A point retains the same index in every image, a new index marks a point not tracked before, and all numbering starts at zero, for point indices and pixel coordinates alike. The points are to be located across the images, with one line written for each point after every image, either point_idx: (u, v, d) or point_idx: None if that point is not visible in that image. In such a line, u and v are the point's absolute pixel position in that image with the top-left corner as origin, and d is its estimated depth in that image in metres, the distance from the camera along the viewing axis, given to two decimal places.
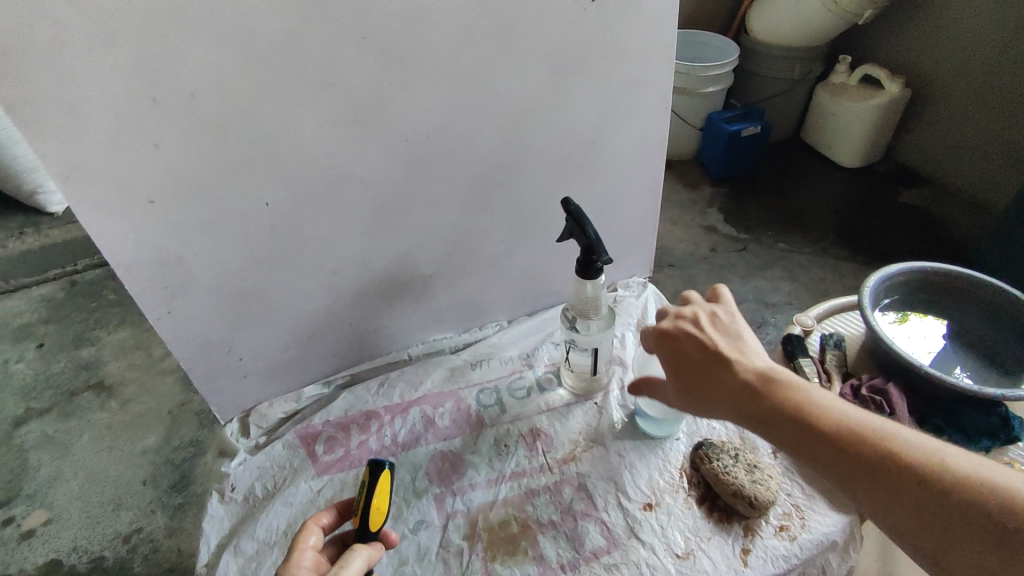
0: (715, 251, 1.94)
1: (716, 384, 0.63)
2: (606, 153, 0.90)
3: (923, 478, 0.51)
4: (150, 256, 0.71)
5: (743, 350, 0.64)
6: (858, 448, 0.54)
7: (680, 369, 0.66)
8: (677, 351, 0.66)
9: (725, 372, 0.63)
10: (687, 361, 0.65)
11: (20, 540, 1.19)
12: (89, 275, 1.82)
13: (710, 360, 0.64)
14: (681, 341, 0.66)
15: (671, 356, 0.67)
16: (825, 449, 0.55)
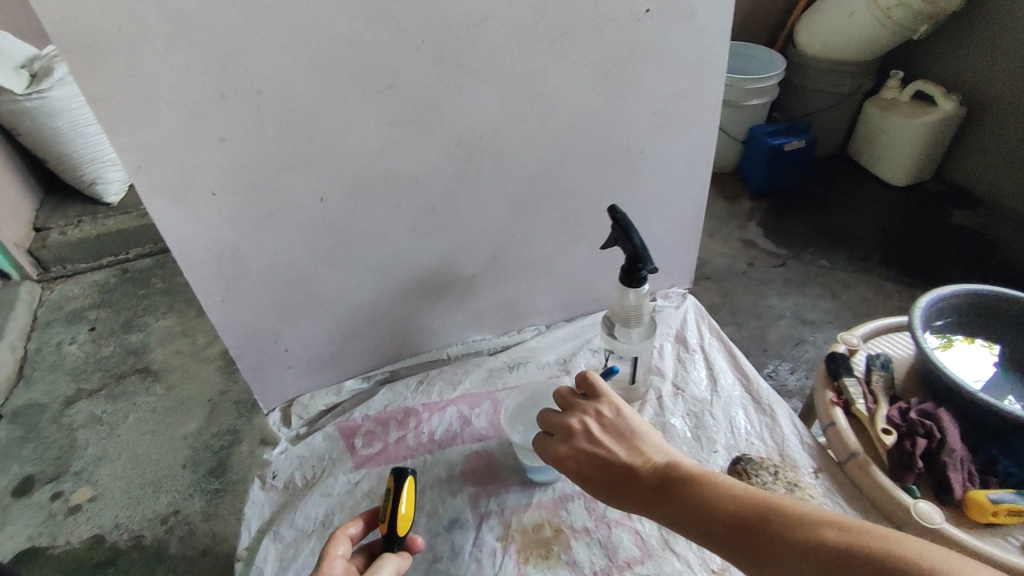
0: (754, 266, 1.91)
1: (622, 492, 0.65)
2: (653, 162, 0.90)
3: (818, 549, 0.51)
4: (209, 246, 0.74)
5: (638, 443, 0.68)
6: (756, 533, 0.54)
7: (587, 483, 0.68)
8: (576, 467, 0.68)
9: (624, 477, 0.65)
10: (589, 473, 0.68)
11: (66, 515, 1.24)
12: (139, 265, 1.89)
13: (608, 468, 0.67)
14: (576, 456, 0.69)
15: (574, 473, 0.68)
16: (727, 540, 0.56)
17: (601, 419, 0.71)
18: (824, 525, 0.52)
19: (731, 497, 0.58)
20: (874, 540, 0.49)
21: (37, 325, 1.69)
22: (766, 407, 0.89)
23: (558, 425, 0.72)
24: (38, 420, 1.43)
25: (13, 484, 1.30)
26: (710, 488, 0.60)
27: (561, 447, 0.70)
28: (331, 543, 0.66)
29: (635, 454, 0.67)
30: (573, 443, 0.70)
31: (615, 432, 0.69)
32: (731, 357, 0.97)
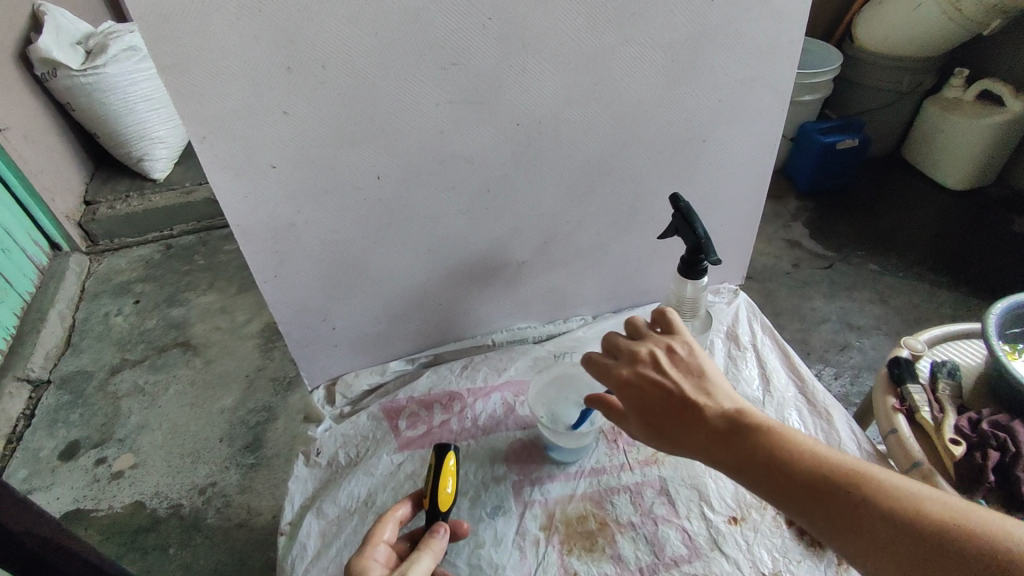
0: (799, 267, 1.85)
1: (688, 427, 0.58)
2: (714, 152, 0.87)
3: (911, 519, 0.48)
4: (265, 219, 0.74)
5: (709, 382, 0.60)
6: (840, 492, 0.50)
7: (647, 412, 0.60)
8: (640, 392, 0.61)
9: (694, 410, 0.58)
10: (654, 401, 0.60)
11: (109, 480, 1.27)
12: (183, 241, 1.92)
13: (677, 399, 0.59)
14: (644, 380, 0.61)
15: (636, 399, 0.61)
16: (800, 494, 0.52)
17: (673, 349, 0.64)
18: (922, 499, 0.48)
19: (820, 455, 0.53)
20: (975, 521, 0.46)
21: (85, 295, 1.74)
22: (821, 411, 0.86)
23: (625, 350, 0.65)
24: (84, 386, 1.47)
25: (60, 448, 1.34)
26: (798, 441, 0.54)
27: (629, 367, 0.62)
28: (377, 526, 0.66)
29: (707, 389, 0.60)
30: (644, 364, 0.62)
31: (688, 363, 0.62)
32: (785, 358, 0.94)
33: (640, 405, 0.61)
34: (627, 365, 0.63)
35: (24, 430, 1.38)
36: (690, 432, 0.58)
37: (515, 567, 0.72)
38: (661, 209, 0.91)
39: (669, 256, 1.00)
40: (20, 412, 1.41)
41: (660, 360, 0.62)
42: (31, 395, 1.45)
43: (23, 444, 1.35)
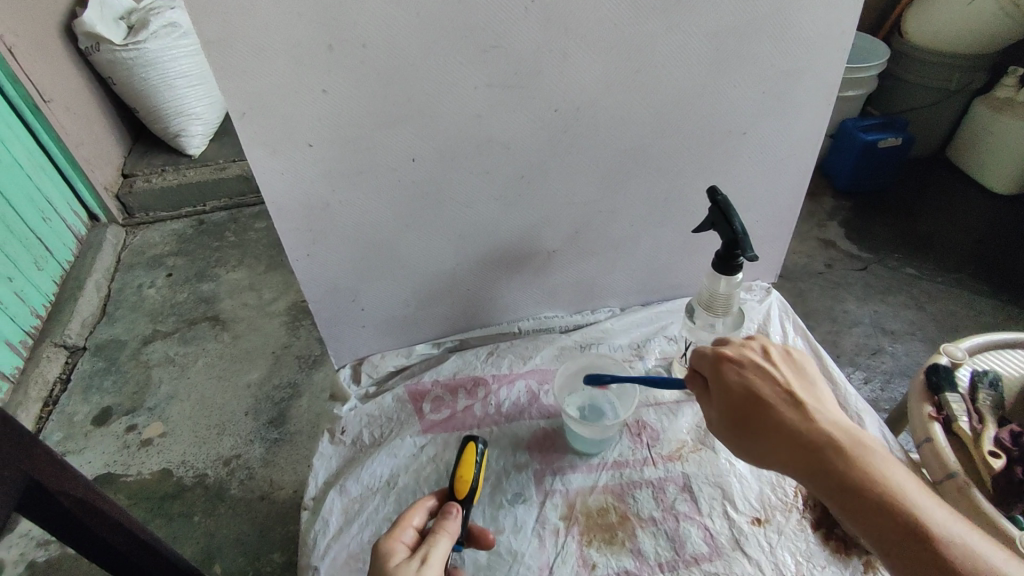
0: (832, 267, 1.81)
1: (773, 423, 0.60)
2: (755, 145, 0.85)
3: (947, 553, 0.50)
4: (300, 197, 0.74)
5: (795, 386, 0.63)
6: (887, 511, 0.53)
7: (735, 401, 0.63)
8: (733, 385, 0.63)
9: (785, 412, 0.60)
10: (745, 395, 0.63)
11: (139, 447, 1.31)
12: (215, 218, 1.96)
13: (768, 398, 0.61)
14: (742, 375, 0.64)
15: (726, 390, 0.64)
16: (851, 499, 0.55)
17: (776, 357, 0.65)
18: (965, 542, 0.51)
19: (883, 472, 0.55)
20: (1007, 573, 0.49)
21: (120, 267, 1.78)
22: (853, 415, 0.84)
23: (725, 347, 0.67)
24: (118, 355, 1.51)
25: (93, 413, 1.38)
26: (866, 454, 0.56)
27: (728, 359, 0.65)
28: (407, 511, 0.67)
29: (808, 397, 0.62)
30: (745, 361, 0.65)
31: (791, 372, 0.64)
32: (817, 360, 0.93)
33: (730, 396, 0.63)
34: (727, 356, 0.65)
35: (60, 394, 1.43)
36: (776, 428, 0.60)
37: (534, 555, 0.72)
38: (696, 202, 0.89)
39: (702, 251, 0.98)
40: (56, 376, 1.45)
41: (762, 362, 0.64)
42: (67, 361, 1.50)
43: (58, 408, 1.39)
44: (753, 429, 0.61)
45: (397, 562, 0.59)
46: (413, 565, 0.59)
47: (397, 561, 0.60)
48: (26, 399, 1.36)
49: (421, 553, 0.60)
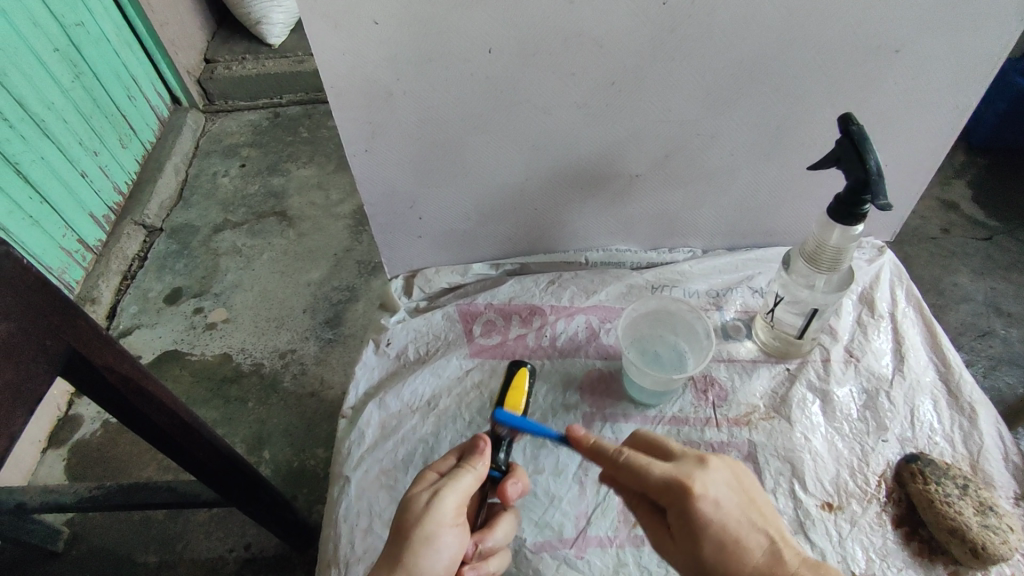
0: (949, 233, 1.38)
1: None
2: (904, 69, 0.69)
3: None
4: (363, 84, 0.66)
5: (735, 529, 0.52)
6: None
7: (706, 562, 0.52)
8: (701, 539, 0.52)
9: (759, 563, 0.51)
10: (715, 552, 0.52)
11: (204, 329, 1.33)
12: (291, 111, 1.85)
13: (738, 545, 0.52)
14: (704, 525, 0.52)
15: (695, 545, 0.53)
16: None
17: (720, 480, 0.54)
18: None
19: None
20: None
21: (198, 153, 1.73)
22: (964, 407, 0.74)
23: (674, 493, 0.53)
24: (191, 239, 1.52)
25: (165, 292, 1.41)
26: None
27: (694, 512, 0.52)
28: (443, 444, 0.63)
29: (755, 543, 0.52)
30: (712, 500, 0.53)
31: (739, 496, 0.54)
32: (930, 337, 0.80)
33: (701, 556, 0.52)
34: (688, 512, 0.52)
35: (138, 270, 1.45)
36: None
37: (572, 502, 0.70)
38: (816, 134, 0.75)
39: (808, 195, 0.84)
40: (135, 253, 1.47)
41: (716, 498, 0.53)
42: (146, 240, 1.51)
43: (135, 283, 1.43)
44: None
45: (412, 493, 0.56)
46: (426, 497, 0.55)
47: (414, 493, 0.56)
48: (107, 271, 1.39)
49: (438, 484, 0.56)
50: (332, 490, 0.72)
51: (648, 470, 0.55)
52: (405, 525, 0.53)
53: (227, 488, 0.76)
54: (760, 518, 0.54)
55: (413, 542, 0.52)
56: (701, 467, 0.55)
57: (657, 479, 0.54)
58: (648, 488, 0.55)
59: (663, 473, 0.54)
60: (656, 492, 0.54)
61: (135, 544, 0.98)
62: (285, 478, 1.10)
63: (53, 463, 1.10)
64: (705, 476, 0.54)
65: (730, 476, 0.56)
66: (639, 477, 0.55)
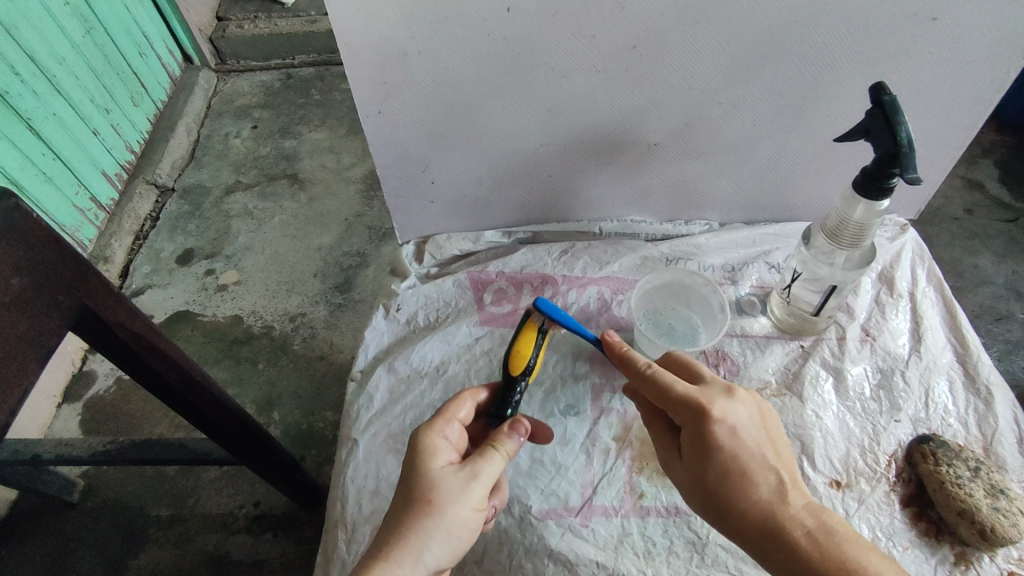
0: (972, 214, 1.34)
1: (747, 513, 0.53)
2: (940, 37, 0.66)
3: None
4: (376, 41, 0.64)
5: (745, 455, 0.54)
6: None
7: (711, 482, 0.54)
8: (710, 460, 0.54)
9: (762, 496, 0.53)
10: (719, 476, 0.54)
11: (215, 291, 1.34)
12: (303, 72, 1.80)
13: (746, 474, 0.53)
14: (715, 448, 0.54)
15: (702, 465, 0.55)
16: None
17: (744, 411, 0.55)
18: None
19: (852, 559, 0.49)
20: None
21: (210, 114, 1.70)
22: (981, 389, 0.73)
23: (694, 406, 0.55)
24: (202, 200, 1.51)
25: (177, 253, 1.41)
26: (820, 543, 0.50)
27: (711, 423, 0.54)
28: (449, 405, 0.62)
29: (761, 474, 0.53)
30: (729, 422, 0.54)
31: (758, 429, 0.55)
32: (949, 317, 0.79)
33: (707, 477, 0.54)
34: (704, 421, 0.54)
35: (150, 230, 1.46)
36: (751, 517, 0.53)
37: (579, 471, 0.70)
38: (844, 104, 0.72)
39: (832, 169, 0.82)
40: (147, 213, 1.47)
41: (733, 426, 0.54)
42: (158, 200, 1.51)
43: (148, 243, 1.43)
44: (727, 505, 0.54)
45: (440, 468, 0.55)
46: (459, 478, 0.54)
47: (439, 467, 0.55)
48: (119, 230, 1.39)
49: (469, 465, 0.55)
50: (340, 452, 0.73)
51: (672, 386, 0.56)
52: (438, 503, 0.53)
53: (238, 446, 0.77)
54: (776, 456, 0.55)
55: (447, 522, 0.52)
56: (725, 395, 0.56)
57: (676, 397, 0.56)
58: (667, 401, 0.57)
59: (685, 394, 0.55)
60: (674, 409, 0.56)
61: (148, 497, 1.01)
62: (294, 440, 1.12)
63: (69, 417, 1.12)
64: (736, 408, 0.55)
65: (755, 412, 0.56)
66: (661, 391, 0.57)
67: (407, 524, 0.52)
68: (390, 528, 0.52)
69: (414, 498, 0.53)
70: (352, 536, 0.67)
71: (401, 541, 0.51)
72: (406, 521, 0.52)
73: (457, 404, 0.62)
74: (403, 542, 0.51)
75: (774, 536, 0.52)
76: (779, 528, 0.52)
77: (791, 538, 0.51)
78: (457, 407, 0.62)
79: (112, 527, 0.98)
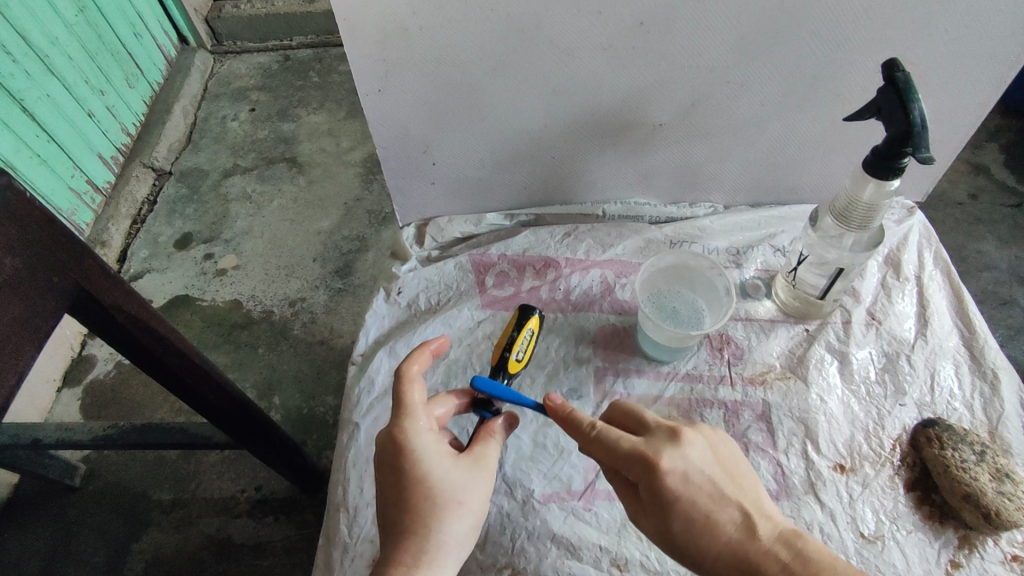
0: (977, 199, 1.32)
1: (719, 557, 0.52)
2: (955, 12, 0.64)
3: None
4: (376, 16, 0.63)
5: (706, 501, 0.53)
6: None
7: (676, 536, 0.53)
8: (670, 511, 0.53)
9: (730, 537, 0.52)
10: (683, 524, 0.52)
11: (214, 275, 1.33)
12: (302, 54, 1.77)
13: (708, 518, 0.52)
14: (672, 501, 0.52)
15: (664, 518, 0.53)
16: None
17: (694, 454, 0.54)
18: None
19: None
20: None
21: (207, 96, 1.68)
22: (987, 372, 0.72)
23: (645, 458, 0.53)
24: (199, 183, 1.49)
25: (176, 237, 1.39)
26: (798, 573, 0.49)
27: (662, 471, 0.53)
28: (404, 388, 0.57)
29: (727, 517, 0.52)
30: (680, 469, 0.53)
31: (712, 470, 0.54)
32: (956, 302, 0.78)
33: (670, 529, 0.53)
34: (655, 472, 0.53)
35: (147, 214, 1.44)
36: (724, 559, 0.52)
37: (581, 455, 0.70)
38: (855, 83, 0.71)
39: (840, 149, 0.80)
40: (144, 196, 1.46)
41: (684, 472, 0.53)
42: (155, 183, 1.49)
43: (145, 227, 1.41)
44: (702, 553, 0.52)
45: (452, 469, 0.55)
46: (473, 473, 0.56)
47: (449, 466, 0.55)
48: (117, 214, 1.37)
49: (477, 458, 0.57)
50: (341, 436, 0.73)
51: (617, 444, 0.55)
52: (462, 501, 0.54)
53: (238, 430, 0.77)
54: (738, 493, 0.54)
55: (474, 515, 0.55)
56: (672, 442, 0.55)
57: (626, 453, 0.54)
58: (617, 462, 0.55)
59: (632, 449, 0.54)
60: (625, 467, 0.55)
61: (150, 481, 1.00)
62: (295, 424, 1.11)
63: (69, 401, 1.11)
64: (691, 456, 0.54)
65: (706, 449, 0.56)
66: (607, 450, 0.55)
67: (435, 529, 0.52)
68: (413, 533, 0.52)
69: (436, 502, 0.53)
70: (354, 520, 0.67)
71: (434, 546, 0.52)
72: (431, 524, 0.52)
73: (409, 377, 0.58)
74: (434, 546, 0.52)
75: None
76: (754, 566, 0.51)
77: (768, 574, 0.50)
78: (416, 385, 0.58)
79: (114, 510, 0.98)
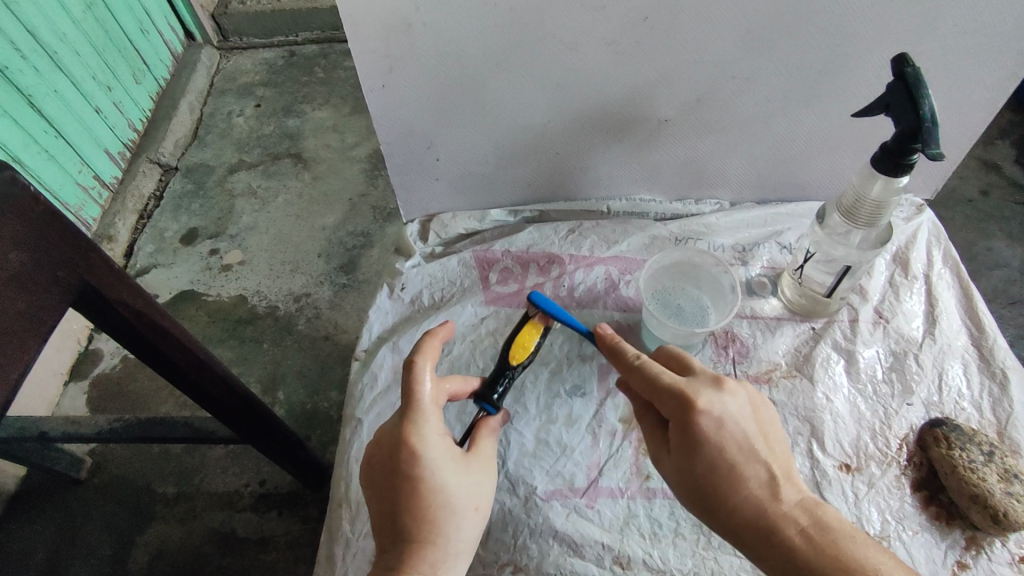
0: (987, 196, 1.31)
1: (738, 510, 0.52)
2: (965, 6, 0.63)
3: None
4: (381, 10, 0.62)
5: (739, 455, 0.52)
6: None
7: (698, 478, 0.53)
8: (699, 454, 0.52)
9: (753, 492, 0.52)
10: (709, 470, 0.52)
11: (219, 271, 1.33)
12: (308, 50, 1.77)
13: (738, 468, 0.52)
14: (702, 441, 0.52)
15: (691, 458, 0.53)
16: None
17: (732, 403, 0.54)
18: None
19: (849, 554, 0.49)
20: None
21: (213, 91, 1.68)
22: (996, 372, 0.72)
23: (684, 396, 0.53)
24: (205, 179, 1.49)
25: (181, 232, 1.40)
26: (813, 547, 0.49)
27: (699, 413, 0.52)
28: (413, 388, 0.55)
29: (754, 474, 0.52)
30: (716, 416, 0.52)
31: (749, 422, 0.54)
32: (965, 300, 0.77)
33: (695, 469, 0.53)
34: (693, 414, 0.52)
35: (154, 210, 1.44)
36: (743, 513, 0.52)
37: (584, 452, 0.69)
38: (863, 79, 0.70)
39: (848, 146, 0.80)
40: (151, 192, 1.46)
41: (721, 417, 0.52)
42: (161, 178, 1.49)
43: (151, 222, 1.42)
44: (724, 501, 0.52)
45: (464, 474, 0.55)
46: (479, 473, 0.57)
47: (460, 470, 0.55)
48: (123, 209, 1.38)
49: (481, 457, 0.58)
50: (344, 431, 0.73)
51: (659, 376, 0.55)
52: (473, 505, 0.55)
53: (243, 426, 0.77)
54: (768, 451, 0.53)
55: (483, 514, 0.56)
56: (714, 387, 0.54)
57: (665, 386, 0.54)
58: (655, 395, 0.55)
59: (672, 383, 0.54)
60: (662, 400, 0.55)
61: (154, 476, 1.01)
62: (300, 419, 1.12)
63: (75, 396, 1.12)
64: (732, 405, 0.53)
65: (746, 403, 0.55)
66: (649, 382, 0.55)
67: (449, 535, 0.53)
68: (433, 541, 0.53)
69: (453, 510, 0.54)
70: (356, 515, 0.67)
71: (451, 553, 0.53)
72: (446, 531, 0.53)
73: (421, 377, 0.56)
74: (451, 553, 0.53)
75: (766, 530, 0.51)
76: (772, 526, 0.50)
77: (785, 535, 0.50)
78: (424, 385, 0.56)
79: (119, 504, 0.99)
